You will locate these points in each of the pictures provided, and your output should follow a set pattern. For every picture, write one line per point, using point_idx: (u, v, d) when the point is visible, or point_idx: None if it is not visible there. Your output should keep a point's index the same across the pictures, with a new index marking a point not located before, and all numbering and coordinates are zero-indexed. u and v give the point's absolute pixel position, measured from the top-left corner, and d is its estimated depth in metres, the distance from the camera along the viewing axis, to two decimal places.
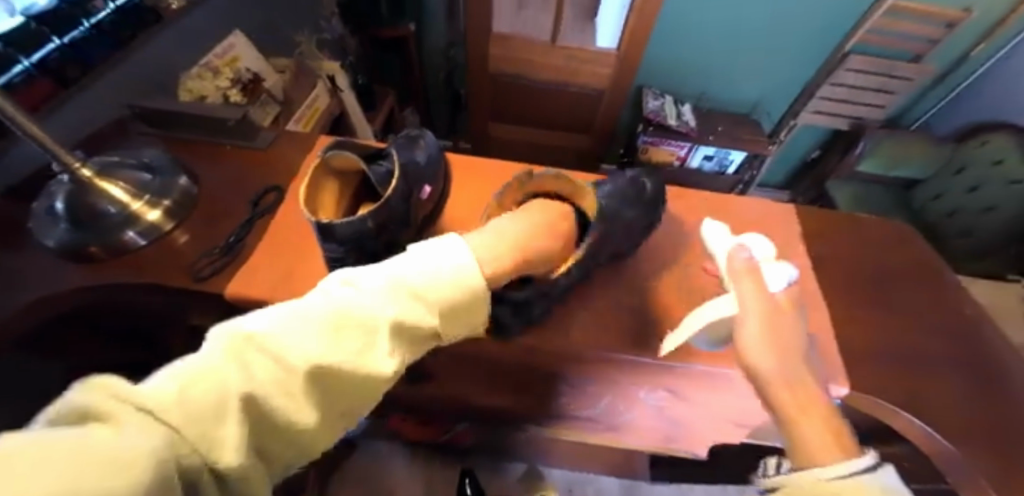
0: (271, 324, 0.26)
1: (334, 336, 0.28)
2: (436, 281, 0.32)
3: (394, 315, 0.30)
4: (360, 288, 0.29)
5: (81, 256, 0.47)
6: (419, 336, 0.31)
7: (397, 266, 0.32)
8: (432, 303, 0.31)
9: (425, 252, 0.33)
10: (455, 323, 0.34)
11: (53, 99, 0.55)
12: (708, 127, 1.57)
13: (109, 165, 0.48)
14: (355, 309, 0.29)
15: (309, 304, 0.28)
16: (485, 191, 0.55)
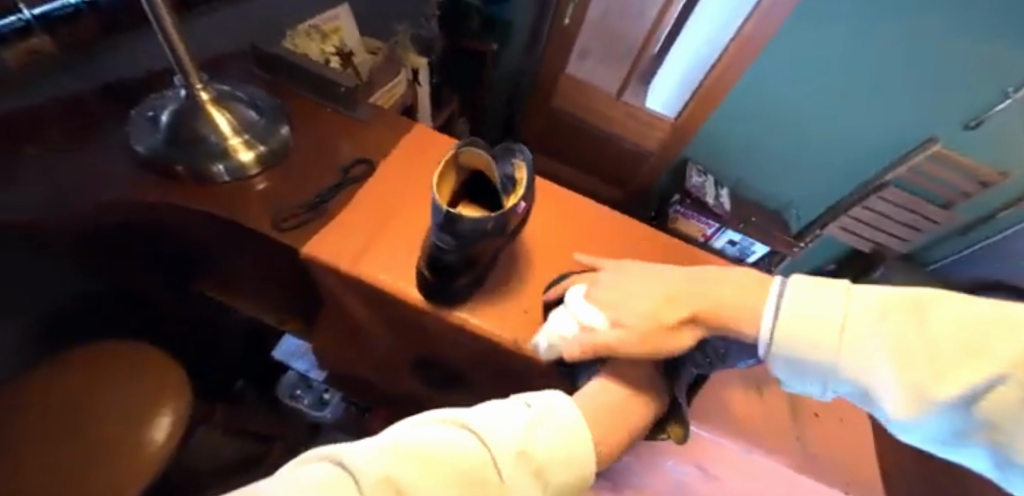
0: (397, 456, 0.24)
1: (448, 484, 0.24)
2: (559, 443, 0.29)
3: (523, 481, 0.26)
4: (473, 436, 0.27)
5: (163, 172, 0.46)
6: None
7: (511, 419, 0.29)
8: (553, 476, 0.27)
9: (540, 412, 0.30)
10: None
11: None
12: (742, 215, 1.61)
13: (221, 94, 0.48)
14: (478, 467, 0.25)
15: (427, 450, 0.25)
16: (571, 221, 0.54)
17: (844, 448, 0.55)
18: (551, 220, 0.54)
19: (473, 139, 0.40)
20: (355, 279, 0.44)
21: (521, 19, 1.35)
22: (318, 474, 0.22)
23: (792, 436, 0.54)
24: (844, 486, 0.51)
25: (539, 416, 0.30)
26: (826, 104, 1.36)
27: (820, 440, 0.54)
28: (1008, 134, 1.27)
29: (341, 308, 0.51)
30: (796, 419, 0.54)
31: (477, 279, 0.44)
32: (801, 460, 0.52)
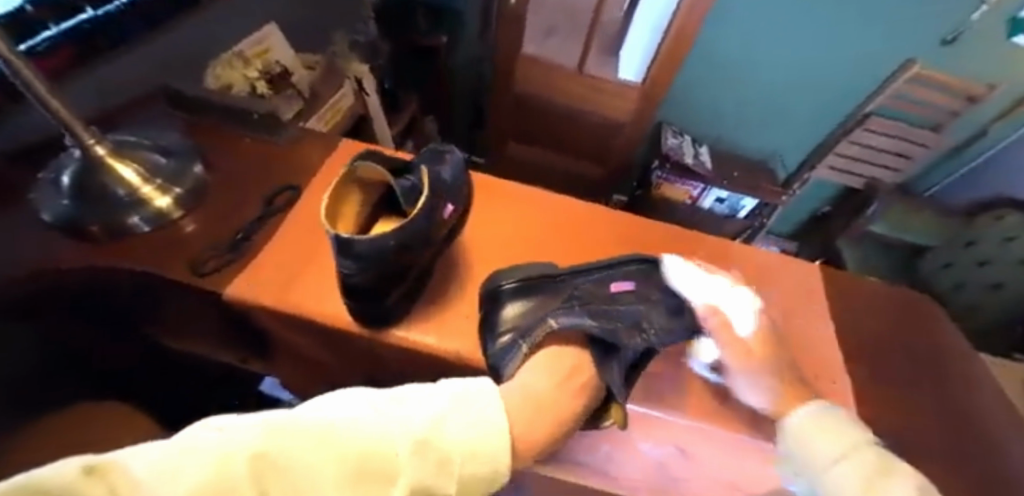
0: (298, 434, 0.26)
1: (340, 467, 0.25)
2: (465, 436, 0.30)
3: (418, 469, 0.27)
4: (380, 422, 0.29)
5: (79, 232, 0.44)
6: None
7: (423, 410, 0.30)
8: (451, 466, 0.28)
9: (458, 400, 0.32)
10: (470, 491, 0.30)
11: (76, 67, 0.54)
12: (725, 172, 1.56)
13: (124, 145, 0.47)
14: (379, 454, 0.27)
15: (323, 433, 0.26)
16: (507, 216, 0.54)
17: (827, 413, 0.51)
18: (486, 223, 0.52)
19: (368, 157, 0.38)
20: (284, 312, 0.43)
21: (470, 8, 1.31)
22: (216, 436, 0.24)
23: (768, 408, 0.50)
24: None
25: (456, 403, 0.32)
26: (795, 42, 1.31)
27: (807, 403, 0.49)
28: (987, 42, 1.24)
29: (286, 341, 0.50)
30: None
31: (406, 297, 0.42)
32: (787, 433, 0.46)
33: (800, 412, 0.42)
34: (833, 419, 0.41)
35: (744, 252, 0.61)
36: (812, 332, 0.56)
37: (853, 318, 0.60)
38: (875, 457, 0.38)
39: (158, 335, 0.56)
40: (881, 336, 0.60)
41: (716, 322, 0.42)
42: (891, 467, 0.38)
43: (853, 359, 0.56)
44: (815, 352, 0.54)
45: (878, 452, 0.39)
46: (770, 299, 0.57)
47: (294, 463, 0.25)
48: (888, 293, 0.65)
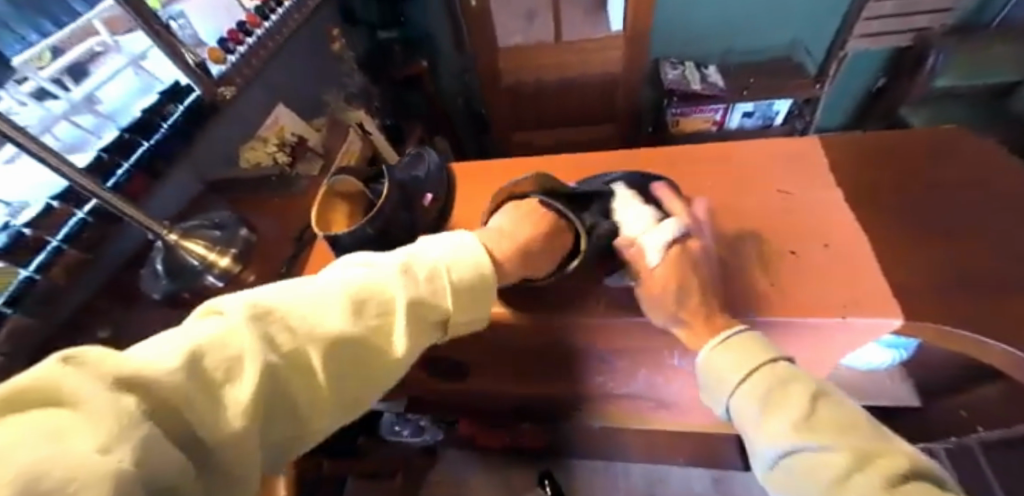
0: (286, 301, 0.29)
1: (347, 306, 0.30)
2: (446, 264, 0.36)
3: (414, 292, 0.33)
4: (371, 271, 0.33)
5: (179, 301, 0.59)
6: (432, 318, 0.35)
7: (403, 254, 0.36)
8: (443, 288, 0.35)
9: (436, 246, 0.37)
10: (463, 309, 0.36)
11: (148, 187, 0.70)
12: (740, 83, 1.49)
13: (188, 228, 0.60)
14: (376, 293, 0.32)
15: (316, 288, 0.31)
16: (485, 189, 0.61)
17: (850, 270, 0.48)
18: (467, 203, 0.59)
19: (336, 169, 0.47)
20: None
21: (440, 27, 1.40)
22: (199, 319, 0.26)
23: (769, 283, 0.49)
24: (843, 319, 0.45)
25: (438, 244, 0.38)
26: None
27: (809, 272, 0.49)
28: None
29: None
30: (773, 260, 0.50)
31: None
32: (791, 303, 0.47)
33: (716, 340, 0.41)
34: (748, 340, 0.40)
35: (728, 150, 0.61)
36: (818, 198, 0.55)
37: (868, 174, 0.57)
38: (778, 370, 0.37)
39: None
40: (906, 186, 0.55)
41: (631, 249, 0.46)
42: (791, 376, 0.37)
43: (872, 214, 0.53)
44: (822, 217, 0.53)
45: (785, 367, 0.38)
46: (764, 185, 0.57)
47: (294, 318, 0.28)
48: (915, 137, 0.60)
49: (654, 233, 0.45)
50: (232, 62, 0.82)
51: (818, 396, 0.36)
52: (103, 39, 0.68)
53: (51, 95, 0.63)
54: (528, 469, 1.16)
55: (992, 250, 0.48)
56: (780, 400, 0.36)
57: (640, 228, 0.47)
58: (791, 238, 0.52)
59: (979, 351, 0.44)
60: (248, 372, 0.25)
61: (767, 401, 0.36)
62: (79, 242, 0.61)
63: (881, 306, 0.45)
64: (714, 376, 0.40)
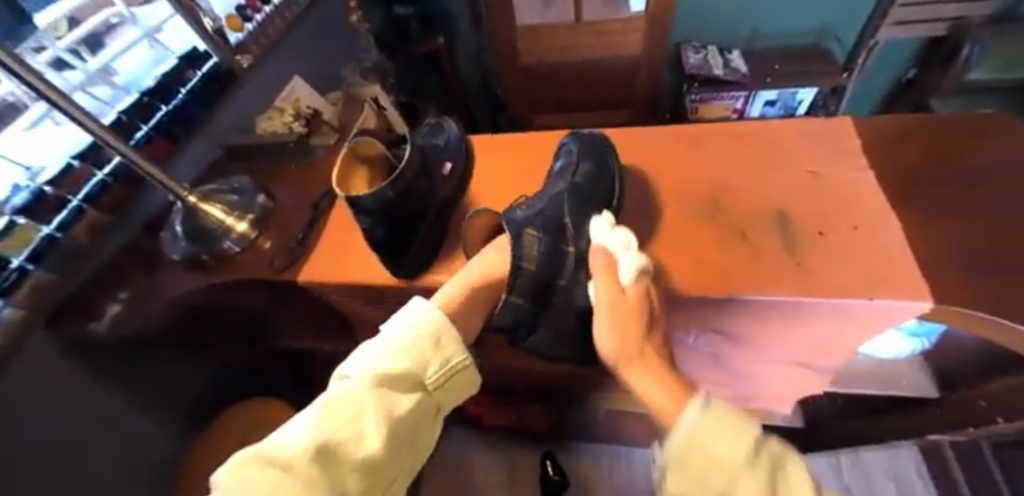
0: (267, 446, 0.34)
1: (335, 417, 0.35)
2: (404, 340, 0.41)
3: (375, 374, 0.38)
4: (352, 376, 0.38)
5: (198, 264, 0.59)
6: (406, 382, 0.40)
7: (369, 348, 0.41)
8: (407, 360, 0.40)
9: (392, 328, 0.42)
10: (433, 369, 0.42)
11: (168, 151, 0.70)
12: (763, 69, 1.45)
13: (206, 192, 0.60)
14: (353, 394, 0.37)
15: (305, 411, 0.36)
16: (502, 161, 0.60)
17: (879, 251, 0.47)
18: (485, 176, 0.59)
19: (356, 132, 0.45)
20: (329, 282, 0.54)
21: (458, 3, 1.38)
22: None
23: (793, 263, 0.47)
24: (870, 301, 0.44)
25: (399, 322, 0.43)
26: None
27: (835, 253, 0.47)
28: None
29: (358, 309, 0.62)
30: (799, 241, 0.49)
31: (426, 243, 0.51)
32: (814, 283, 0.45)
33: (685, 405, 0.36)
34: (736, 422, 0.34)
35: (754, 128, 0.59)
36: (849, 178, 0.53)
37: (900, 157, 0.55)
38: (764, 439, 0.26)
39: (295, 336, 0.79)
40: (943, 169, 0.53)
41: (602, 262, 0.46)
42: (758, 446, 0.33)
43: (905, 197, 0.51)
44: (851, 199, 0.51)
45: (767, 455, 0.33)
46: (792, 164, 0.55)
47: (276, 453, 0.33)
48: (953, 119, 0.57)
49: (627, 254, 0.45)
50: (249, 30, 0.82)
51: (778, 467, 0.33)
52: (118, 10, 0.66)
53: (69, 65, 0.61)
54: (532, 448, 1.17)
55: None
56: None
57: (616, 244, 0.46)
58: (816, 220, 0.50)
59: (1012, 340, 0.43)
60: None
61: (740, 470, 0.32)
62: (100, 204, 0.62)
63: (913, 289, 0.44)
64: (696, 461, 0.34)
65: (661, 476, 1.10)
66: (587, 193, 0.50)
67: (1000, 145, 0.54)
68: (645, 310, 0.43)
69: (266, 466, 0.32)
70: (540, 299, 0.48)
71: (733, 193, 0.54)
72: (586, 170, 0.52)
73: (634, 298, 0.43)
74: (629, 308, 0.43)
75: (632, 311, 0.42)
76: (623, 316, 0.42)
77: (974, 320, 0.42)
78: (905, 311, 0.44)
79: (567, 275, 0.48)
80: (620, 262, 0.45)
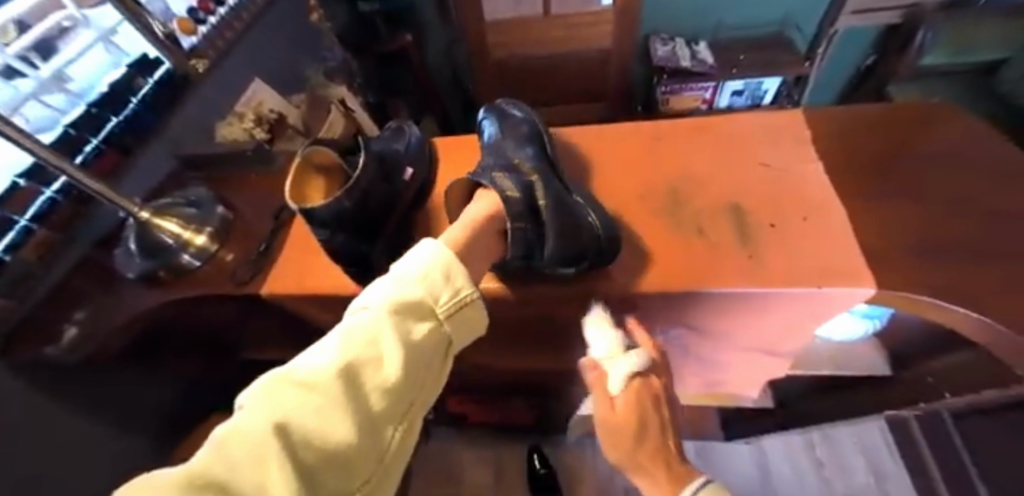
0: (289, 372, 0.32)
1: (349, 344, 0.34)
2: (413, 273, 0.39)
3: (388, 304, 0.36)
4: (366, 307, 0.36)
5: (155, 280, 0.57)
6: (418, 311, 0.38)
7: (380, 283, 0.39)
8: (417, 291, 0.38)
9: (404, 263, 0.40)
10: (446, 301, 0.40)
11: (120, 163, 0.68)
12: (729, 60, 1.47)
13: (161, 206, 0.59)
14: (366, 323, 0.35)
15: (321, 344, 0.34)
16: (465, 166, 0.61)
17: (830, 240, 0.48)
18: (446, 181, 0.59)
19: (308, 141, 0.44)
20: (293, 294, 0.54)
21: None
22: (228, 422, 0.29)
23: (747, 255, 0.49)
24: (819, 288, 0.45)
25: (412, 258, 0.41)
26: None
27: (787, 244, 0.49)
28: None
29: (325, 317, 0.61)
30: (754, 234, 0.50)
31: (391, 251, 0.50)
32: (769, 273, 0.47)
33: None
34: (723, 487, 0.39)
35: (710, 124, 0.61)
36: (801, 170, 0.54)
37: (847, 146, 0.57)
38: None
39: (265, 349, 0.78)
40: (891, 158, 0.55)
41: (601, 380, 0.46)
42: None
43: (854, 187, 0.53)
44: (804, 191, 0.53)
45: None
46: (747, 157, 0.56)
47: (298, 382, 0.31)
48: (896, 109, 0.60)
49: (617, 362, 0.45)
50: (203, 33, 0.79)
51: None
52: (70, 13, 0.64)
53: (20, 72, 0.58)
54: (517, 443, 1.18)
55: (968, 220, 0.49)
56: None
57: (604, 351, 0.46)
58: (771, 213, 0.51)
59: (955, 321, 0.45)
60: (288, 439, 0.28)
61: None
62: (50, 222, 0.59)
63: (857, 274, 0.46)
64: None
65: None
66: (530, 139, 0.54)
67: (942, 133, 0.57)
68: (637, 424, 0.42)
69: (283, 390, 0.30)
70: (534, 218, 0.48)
71: (691, 188, 0.55)
72: (511, 121, 0.57)
73: (624, 415, 0.42)
74: (620, 425, 0.42)
75: (624, 418, 0.43)
76: (613, 436, 0.43)
77: (916, 301, 0.44)
78: (850, 295, 0.46)
79: (543, 193, 0.49)
80: (611, 371, 0.45)
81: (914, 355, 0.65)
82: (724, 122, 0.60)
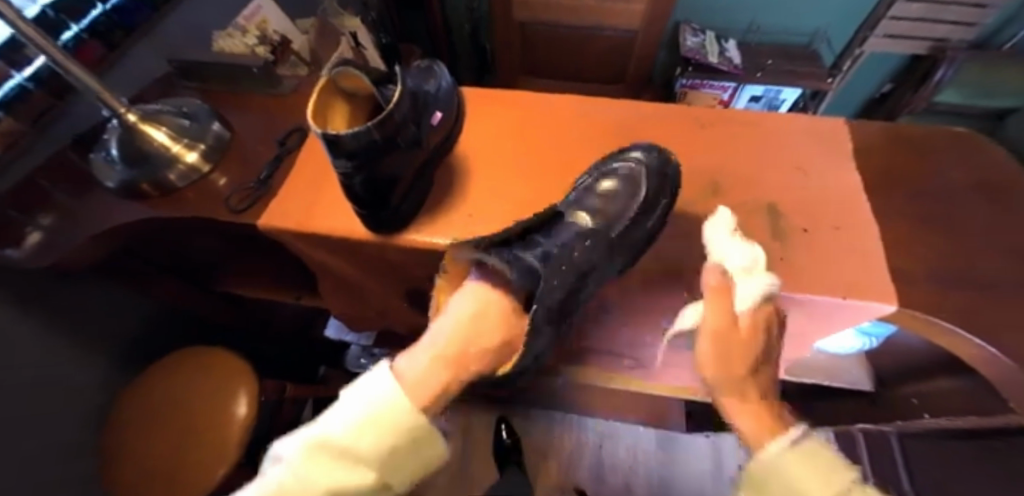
0: None
1: None
2: (353, 424, 0.32)
3: (317, 450, 0.31)
4: (292, 470, 0.31)
5: (136, 193, 0.52)
6: (366, 476, 0.32)
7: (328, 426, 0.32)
8: (364, 456, 0.32)
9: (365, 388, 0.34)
10: (403, 464, 0.34)
11: (104, 58, 0.61)
12: (756, 63, 1.44)
13: (149, 112, 0.53)
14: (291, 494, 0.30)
15: None
16: (493, 121, 0.57)
17: (861, 254, 0.47)
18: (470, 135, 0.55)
19: (334, 62, 0.39)
20: (289, 229, 0.49)
21: None
22: None
23: (778, 258, 0.47)
24: (844, 300, 0.44)
25: (372, 389, 0.34)
26: None
27: (817, 252, 0.47)
28: None
29: (319, 258, 0.57)
30: (785, 236, 0.48)
31: (408, 198, 0.46)
32: (796, 278, 0.45)
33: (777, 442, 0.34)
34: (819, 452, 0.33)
35: (752, 119, 0.58)
36: (839, 179, 0.53)
37: (893, 163, 0.55)
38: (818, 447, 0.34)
39: (244, 285, 0.74)
40: (929, 180, 0.53)
41: (714, 281, 0.40)
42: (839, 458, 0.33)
43: (889, 204, 0.51)
44: (841, 201, 0.51)
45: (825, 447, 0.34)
46: (787, 158, 0.54)
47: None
48: (944, 134, 0.58)
49: (749, 277, 0.40)
50: None
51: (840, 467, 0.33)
52: None
53: None
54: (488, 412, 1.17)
55: (998, 253, 0.48)
56: (822, 475, 0.32)
57: (740, 262, 0.40)
58: (805, 219, 0.50)
59: (971, 352, 0.44)
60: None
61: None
62: (19, 113, 0.53)
63: (881, 290, 0.45)
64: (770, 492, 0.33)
65: (608, 444, 1.14)
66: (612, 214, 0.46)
67: (982, 164, 0.55)
68: (757, 347, 0.38)
69: None
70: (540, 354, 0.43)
71: (724, 180, 0.52)
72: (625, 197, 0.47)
73: (743, 325, 0.38)
74: (724, 332, 0.38)
75: (744, 335, 0.38)
76: (722, 342, 0.37)
77: (934, 327, 0.44)
78: (867, 309, 0.45)
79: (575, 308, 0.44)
80: (741, 286, 0.39)
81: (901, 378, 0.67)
82: (770, 120, 0.57)
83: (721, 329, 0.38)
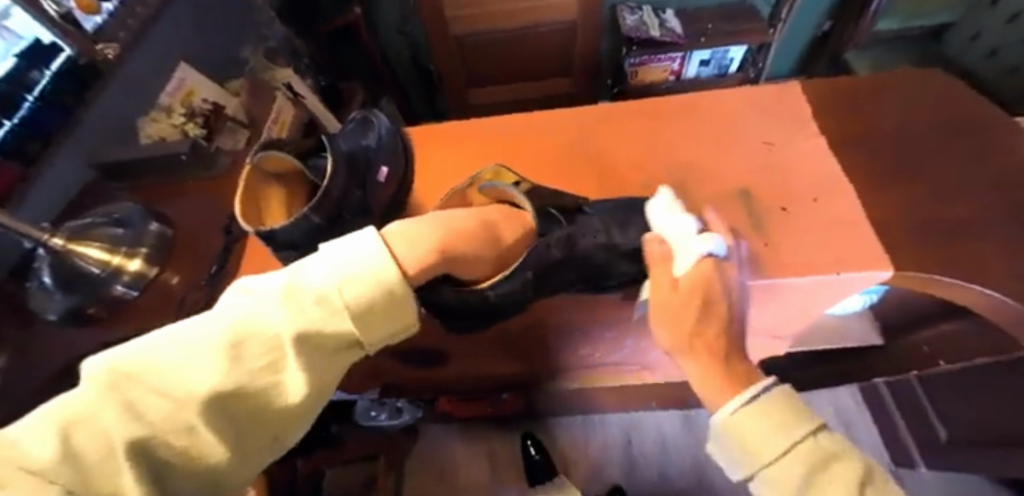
0: (131, 362, 0.25)
1: (204, 358, 0.25)
2: (331, 275, 0.28)
3: (283, 292, 0.28)
4: (262, 299, 0.28)
5: (85, 318, 0.49)
6: (336, 345, 0.28)
7: (303, 274, 0.29)
8: (335, 304, 0.28)
9: (344, 248, 0.29)
10: (376, 327, 0.29)
11: (22, 177, 0.56)
12: (698, 29, 1.43)
13: (77, 228, 0.49)
14: (251, 324, 0.27)
15: (176, 351, 0.25)
16: (446, 159, 0.54)
17: (844, 222, 0.46)
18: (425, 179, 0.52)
19: (254, 150, 0.38)
20: None
21: None
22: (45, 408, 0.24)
23: (762, 243, 0.45)
24: (837, 275, 0.43)
25: (349, 248, 0.29)
26: None
27: (798, 229, 0.46)
28: None
29: None
30: (761, 219, 0.47)
31: None
32: (783, 263, 0.44)
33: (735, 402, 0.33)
34: (778, 403, 0.32)
35: (706, 101, 0.56)
36: (805, 147, 0.51)
37: (853, 118, 0.54)
38: (817, 445, 0.30)
39: None
40: (891, 128, 0.53)
41: (656, 249, 0.41)
42: (836, 452, 0.30)
43: (859, 163, 0.50)
44: (811, 170, 0.50)
45: (829, 438, 0.31)
46: (748, 136, 0.53)
47: (165, 384, 0.24)
48: (896, 78, 0.57)
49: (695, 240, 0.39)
50: (108, 11, 0.66)
51: (832, 459, 0.30)
52: None
53: None
54: (509, 432, 1.15)
55: (977, 190, 0.47)
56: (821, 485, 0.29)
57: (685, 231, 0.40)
58: (780, 197, 0.48)
59: (974, 300, 0.43)
60: (86, 458, 0.22)
61: (804, 484, 0.29)
62: None
63: (871, 256, 0.43)
64: (730, 445, 0.33)
65: (632, 439, 1.12)
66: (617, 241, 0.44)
67: (939, 100, 0.54)
68: (703, 306, 0.36)
69: (80, 433, 0.22)
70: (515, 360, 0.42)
71: (691, 173, 0.51)
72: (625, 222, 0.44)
73: (689, 293, 0.36)
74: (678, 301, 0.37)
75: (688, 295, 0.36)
76: (671, 317, 0.37)
77: (933, 283, 0.43)
78: (862, 281, 0.44)
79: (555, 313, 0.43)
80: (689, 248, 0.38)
81: (904, 324, 0.66)
82: (726, 99, 0.56)
83: (682, 293, 0.37)
